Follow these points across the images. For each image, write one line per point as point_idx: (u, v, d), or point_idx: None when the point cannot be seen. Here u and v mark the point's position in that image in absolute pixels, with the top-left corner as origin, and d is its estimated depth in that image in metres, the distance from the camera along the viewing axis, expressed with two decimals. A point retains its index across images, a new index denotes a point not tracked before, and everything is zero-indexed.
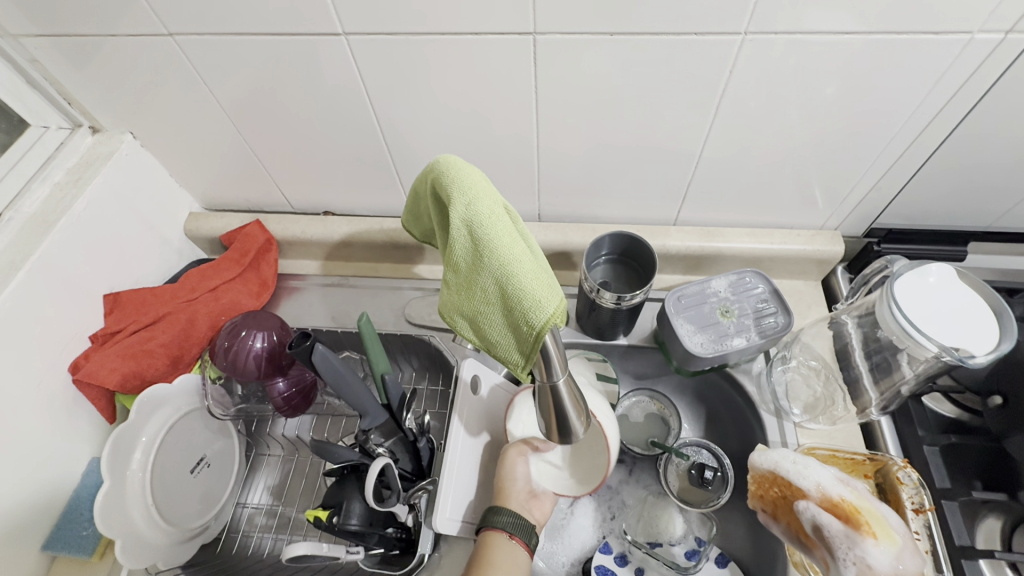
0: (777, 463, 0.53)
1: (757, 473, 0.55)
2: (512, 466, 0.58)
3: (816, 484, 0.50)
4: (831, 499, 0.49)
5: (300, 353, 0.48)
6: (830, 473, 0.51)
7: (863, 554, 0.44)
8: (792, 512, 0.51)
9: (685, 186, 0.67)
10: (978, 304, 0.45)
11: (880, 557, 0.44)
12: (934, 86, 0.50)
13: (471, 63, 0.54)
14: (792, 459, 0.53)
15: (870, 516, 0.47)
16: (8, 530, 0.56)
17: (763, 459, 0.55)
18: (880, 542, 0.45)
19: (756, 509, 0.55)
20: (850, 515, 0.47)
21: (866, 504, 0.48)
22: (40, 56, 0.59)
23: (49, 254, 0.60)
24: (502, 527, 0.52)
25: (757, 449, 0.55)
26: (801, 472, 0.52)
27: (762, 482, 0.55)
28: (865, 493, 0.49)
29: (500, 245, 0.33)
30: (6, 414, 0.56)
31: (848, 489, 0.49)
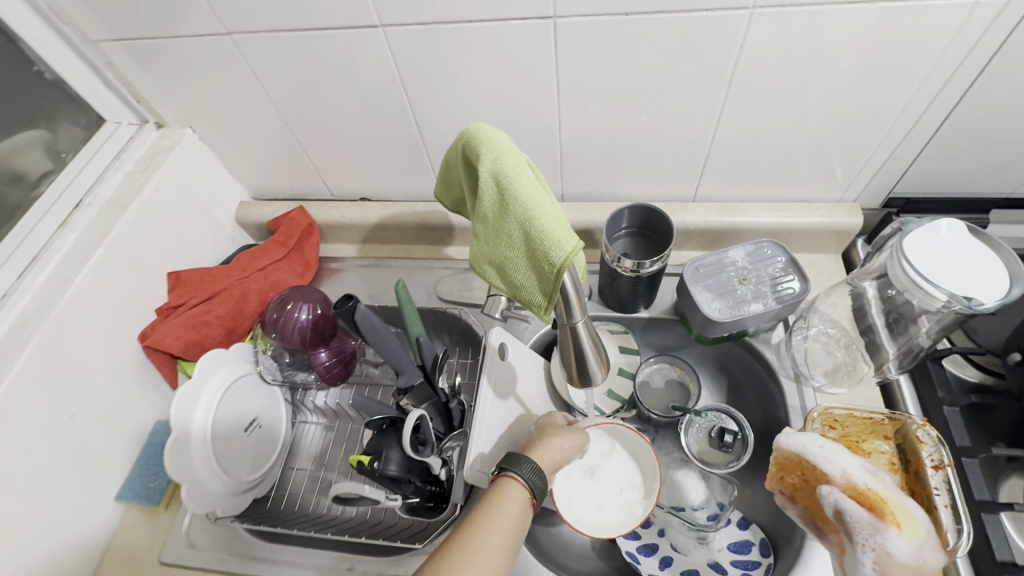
0: (803, 448, 0.52)
1: (783, 455, 0.54)
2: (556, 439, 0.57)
3: (842, 471, 0.49)
4: (856, 488, 0.48)
5: (344, 312, 0.53)
6: (857, 461, 0.50)
7: (883, 542, 0.44)
8: (814, 497, 0.51)
9: (703, 163, 0.69)
10: (990, 258, 0.46)
11: (901, 547, 0.43)
12: (943, 52, 0.52)
13: (496, 48, 0.58)
14: (821, 444, 0.51)
15: (897, 506, 0.46)
16: (89, 478, 0.63)
17: (789, 442, 0.53)
18: (903, 533, 0.44)
19: (773, 490, 0.55)
20: (875, 505, 0.46)
21: (892, 496, 0.47)
22: (115, 59, 0.67)
23: (122, 234, 0.67)
24: (523, 478, 0.50)
25: (785, 430, 0.53)
26: (829, 458, 0.50)
27: (785, 465, 0.54)
28: (892, 486, 0.48)
29: (524, 194, 0.36)
30: (86, 375, 0.63)
31: (875, 480, 0.48)
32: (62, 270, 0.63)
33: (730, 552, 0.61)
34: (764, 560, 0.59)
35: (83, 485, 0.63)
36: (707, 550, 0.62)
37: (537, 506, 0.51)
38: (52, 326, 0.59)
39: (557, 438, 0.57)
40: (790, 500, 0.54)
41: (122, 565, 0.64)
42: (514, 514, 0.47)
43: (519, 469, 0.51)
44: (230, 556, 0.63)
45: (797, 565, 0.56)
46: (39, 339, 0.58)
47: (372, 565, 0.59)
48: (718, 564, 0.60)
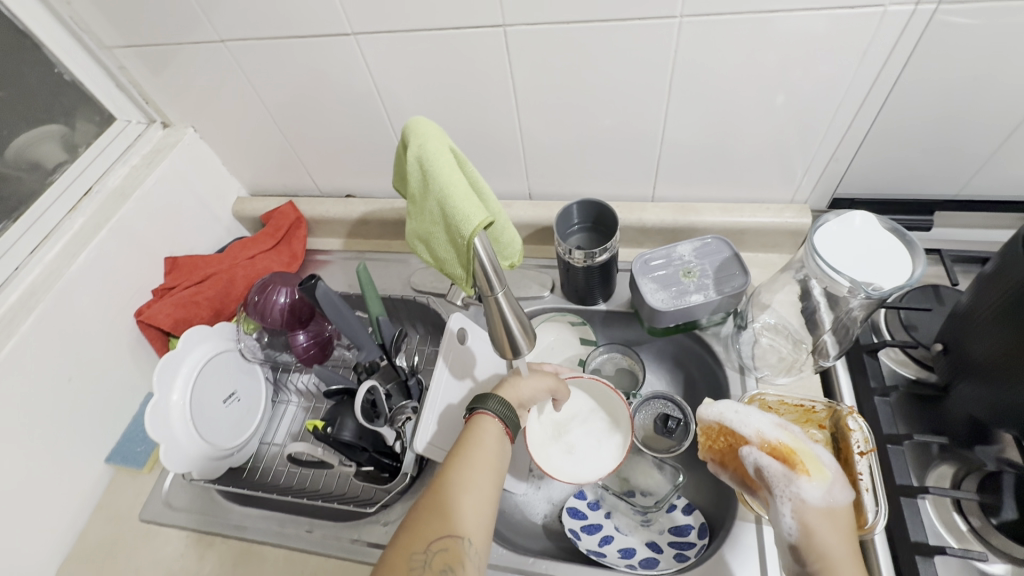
0: (721, 414, 0.55)
1: (706, 424, 0.58)
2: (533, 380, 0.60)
3: (756, 430, 0.52)
4: (770, 443, 0.51)
5: (306, 289, 0.60)
6: (768, 417, 0.54)
7: (798, 491, 0.48)
8: (738, 458, 0.55)
9: (657, 164, 0.73)
10: (895, 246, 0.49)
11: (812, 492, 0.47)
12: (863, 57, 0.56)
13: (456, 55, 0.64)
14: (735, 408, 0.55)
15: (805, 454, 0.50)
16: (83, 439, 0.70)
17: (709, 411, 0.57)
18: (813, 479, 0.48)
19: (706, 458, 0.59)
20: (787, 456, 0.50)
21: (801, 445, 0.51)
22: (126, 64, 0.75)
23: (124, 219, 0.75)
24: (494, 411, 0.55)
25: (704, 401, 0.57)
26: (743, 420, 0.54)
27: (711, 433, 0.58)
28: (800, 435, 0.52)
29: (441, 174, 0.42)
30: (85, 344, 0.70)
31: (784, 432, 0.52)
32: (69, 248, 0.70)
33: (670, 533, 0.64)
34: (700, 541, 0.62)
35: (75, 443, 0.69)
36: (649, 531, 0.64)
37: (513, 438, 0.56)
38: (56, 297, 0.67)
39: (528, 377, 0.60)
40: (721, 466, 0.58)
41: (107, 520, 0.70)
42: (489, 445, 0.53)
43: (490, 403, 0.55)
44: (203, 516, 0.68)
45: (727, 544, 0.58)
46: (44, 307, 0.65)
47: (331, 528, 0.64)
48: (655, 543, 0.63)
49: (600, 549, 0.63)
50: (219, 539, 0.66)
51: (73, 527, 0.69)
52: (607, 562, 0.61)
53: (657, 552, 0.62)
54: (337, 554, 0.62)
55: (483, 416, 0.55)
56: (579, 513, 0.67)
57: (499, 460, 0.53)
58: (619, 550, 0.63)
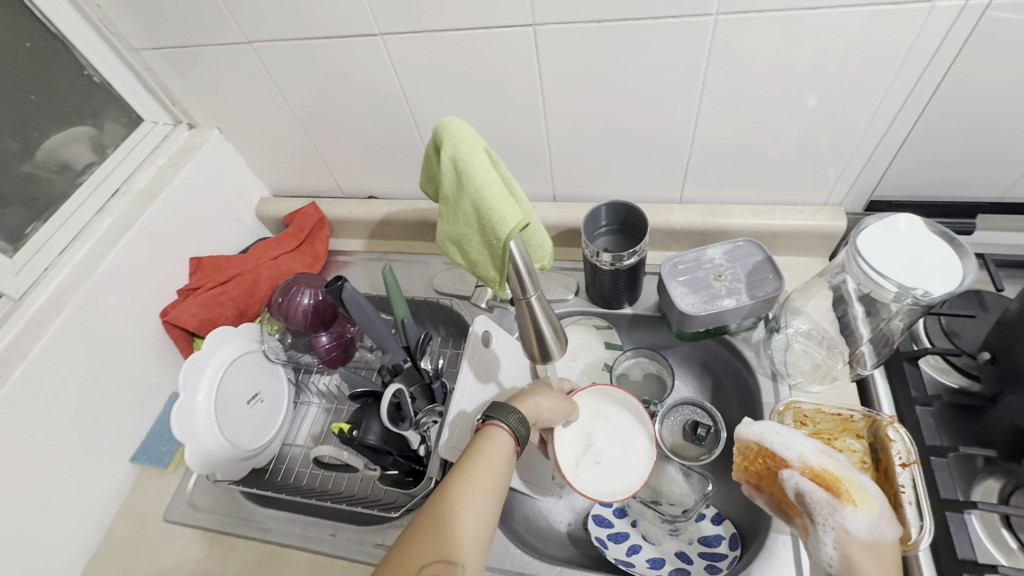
0: (761, 435, 0.53)
1: (744, 444, 0.55)
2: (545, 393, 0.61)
3: (799, 455, 0.50)
4: (813, 469, 0.49)
5: (333, 290, 0.59)
6: (812, 442, 0.51)
7: (842, 521, 0.45)
8: (777, 482, 0.52)
9: (685, 165, 0.72)
10: (943, 251, 0.47)
11: (858, 524, 0.45)
12: (907, 54, 0.54)
13: (483, 54, 0.63)
14: (777, 430, 0.52)
15: (850, 483, 0.47)
16: (110, 438, 0.70)
17: (748, 431, 0.54)
18: (859, 510, 0.45)
19: (740, 480, 0.57)
20: (831, 484, 0.47)
21: (846, 473, 0.48)
22: (154, 66, 0.75)
23: (151, 220, 0.75)
24: (509, 425, 0.54)
25: (743, 420, 0.54)
26: (785, 444, 0.51)
27: (748, 454, 0.55)
28: (846, 462, 0.49)
29: (476, 176, 0.41)
30: (112, 344, 0.70)
31: (829, 459, 0.49)
32: (97, 249, 0.71)
33: (699, 544, 0.62)
34: (732, 552, 0.60)
35: (101, 443, 0.69)
36: (678, 541, 0.63)
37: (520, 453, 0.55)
38: (84, 297, 0.67)
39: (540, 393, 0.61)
40: (756, 488, 0.56)
41: (132, 519, 0.70)
42: (501, 460, 0.51)
43: (510, 420, 0.54)
44: (227, 517, 0.68)
45: (760, 557, 0.57)
46: (74, 306, 0.66)
47: (354, 532, 0.63)
48: (685, 554, 0.62)
49: (628, 559, 0.61)
50: (243, 541, 0.66)
51: (99, 527, 0.69)
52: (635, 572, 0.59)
53: (687, 564, 0.60)
54: (361, 558, 0.61)
55: (495, 428, 0.54)
56: (604, 521, 0.66)
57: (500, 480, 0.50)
58: (648, 560, 0.61)
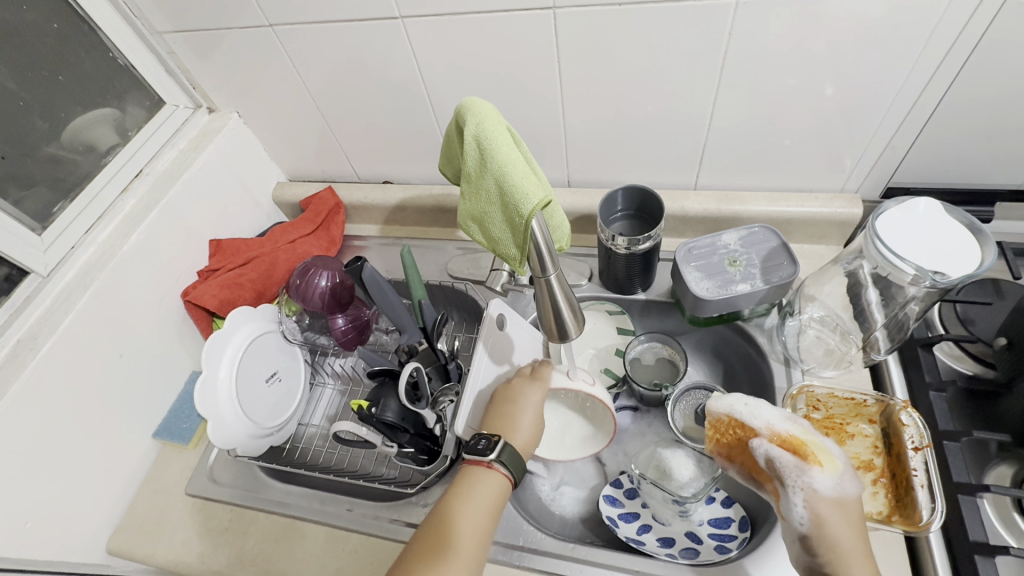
0: (730, 407, 0.54)
1: (714, 417, 0.56)
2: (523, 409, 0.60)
3: (766, 422, 0.51)
4: (780, 436, 0.50)
5: (353, 271, 0.61)
6: (777, 410, 0.52)
7: (810, 481, 0.47)
8: (747, 451, 0.53)
9: (701, 152, 0.72)
10: (963, 234, 0.47)
11: (825, 482, 0.46)
12: (929, 38, 0.54)
13: (503, 37, 0.63)
14: (745, 401, 0.53)
15: (816, 446, 0.49)
16: (133, 413, 0.72)
17: (718, 404, 0.55)
18: (825, 469, 0.47)
19: (714, 453, 0.57)
20: (798, 448, 0.48)
21: (811, 437, 0.49)
22: (177, 49, 0.76)
23: (172, 200, 0.76)
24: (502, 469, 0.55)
25: (712, 394, 0.56)
26: (753, 413, 0.52)
27: (718, 426, 0.56)
28: (809, 427, 0.51)
29: (500, 154, 0.42)
30: (135, 322, 0.72)
31: (794, 425, 0.50)
32: (121, 229, 0.72)
33: (709, 526, 0.63)
34: (740, 534, 0.61)
35: (125, 418, 0.71)
36: (687, 522, 0.64)
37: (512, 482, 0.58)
38: (110, 275, 0.69)
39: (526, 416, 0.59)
40: (727, 460, 0.56)
41: (154, 493, 0.72)
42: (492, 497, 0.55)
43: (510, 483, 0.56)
44: (246, 492, 0.70)
45: (770, 538, 0.58)
46: (99, 284, 0.67)
47: (370, 508, 0.65)
48: (694, 534, 0.63)
49: (639, 537, 0.62)
50: (261, 515, 0.68)
51: (123, 499, 0.71)
52: (647, 550, 0.60)
53: (697, 543, 0.61)
54: (376, 533, 0.63)
55: (500, 477, 0.55)
56: (615, 501, 0.67)
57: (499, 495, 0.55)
58: (658, 539, 0.62)
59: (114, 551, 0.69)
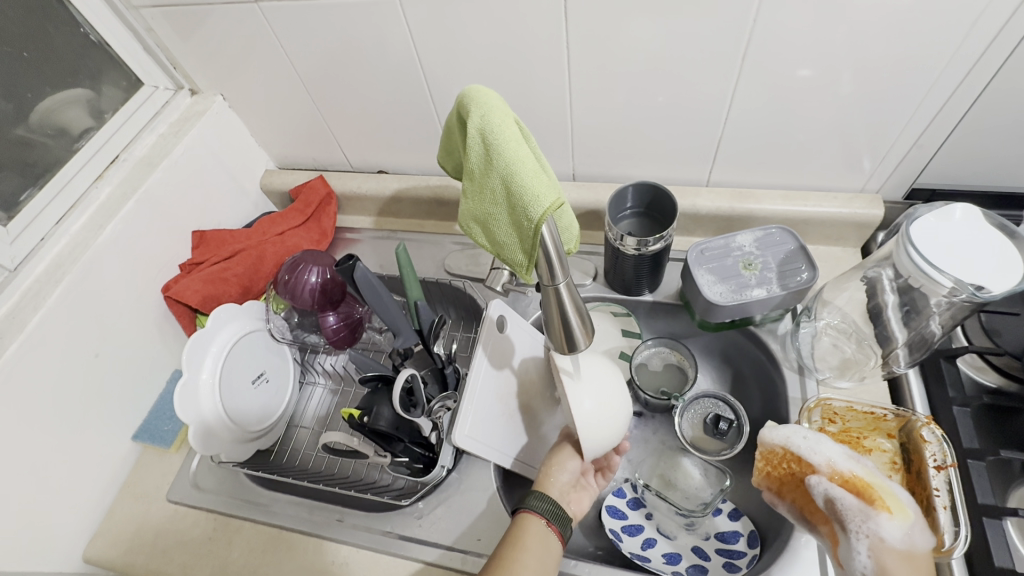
0: (787, 440, 0.52)
1: (768, 448, 0.54)
2: (557, 461, 0.58)
3: (827, 459, 0.49)
4: (842, 475, 0.48)
5: (345, 270, 0.57)
6: (840, 448, 0.50)
7: (876, 528, 0.44)
8: (802, 488, 0.51)
9: (715, 147, 0.68)
10: (1003, 244, 0.45)
11: (893, 532, 0.44)
12: (969, 30, 0.49)
13: (507, 18, 0.59)
14: (804, 434, 0.51)
15: (883, 490, 0.46)
16: (111, 416, 0.68)
17: (774, 435, 0.53)
18: (894, 517, 0.44)
19: (761, 485, 0.55)
20: (862, 490, 0.46)
21: (877, 480, 0.47)
22: (154, 25, 0.71)
23: (151, 189, 0.71)
24: (539, 510, 0.53)
25: (768, 424, 0.54)
26: (812, 448, 0.50)
27: (771, 458, 0.54)
28: (875, 469, 0.49)
29: (507, 150, 0.38)
30: (112, 319, 0.67)
31: (858, 465, 0.48)
32: (96, 219, 0.67)
33: (716, 539, 0.60)
34: (750, 551, 0.58)
35: (103, 420, 0.67)
36: (694, 535, 0.61)
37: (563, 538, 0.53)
38: (83, 270, 0.64)
39: (553, 466, 0.58)
40: (778, 496, 0.54)
41: (135, 498, 0.69)
42: (539, 551, 0.50)
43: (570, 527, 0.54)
44: (231, 499, 0.66)
45: (782, 560, 0.54)
46: (72, 279, 0.63)
47: (362, 519, 0.62)
48: (702, 549, 0.60)
49: (645, 553, 0.59)
50: (247, 524, 0.64)
51: (100, 505, 0.67)
52: (652, 567, 0.57)
53: (705, 559, 0.58)
54: (368, 546, 0.60)
55: (541, 522, 0.52)
56: (619, 512, 0.64)
57: (548, 552, 0.50)
58: (664, 555, 0.59)
59: (91, 560, 0.65)
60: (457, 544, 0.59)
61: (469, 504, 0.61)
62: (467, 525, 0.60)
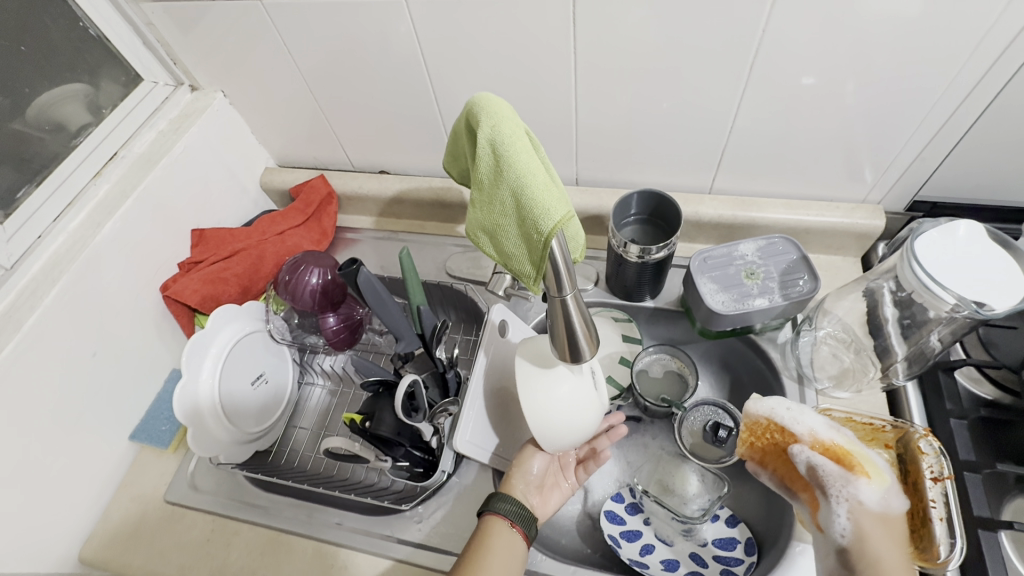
0: (772, 410, 0.51)
1: (752, 420, 0.53)
2: (522, 463, 0.59)
3: (809, 429, 0.49)
4: (823, 443, 0.48)
5: (349, 274, 0.57)
6: (821, 417, 0.50)
7: (855, 492, 0.45)
8: (784, 458, 0.51)
9: (720, 154, 0.68)
10: (1005, 262, 0.45)
11: (871, 495, 0.44)
12: (976, 47, 0.50)
13: (514, 20, 0.58)
14: (787, 405, 0.51)
15: (861, 456, 0.47)
16: (107, 416, 0.67)
17: (758, 406, 0.53)
18: (872, 481, 0.45)
19: (745, 457, 0.56)
20: (843, 457, 0.47)
21: (856, 447, 0.48)
22: (155, 21, 0.69)
23: (151, 187, 0.71)
24: (505, 512, 0.53)
25: (752, 396, 0.53)
26: (795, 418, 0.50)
27: (755, 429, 0.54)
28: (852, 438, 0.49)
29: (518, 161, 0.38)
30: (111, 319, 0.67)
31: (838, 434, 0.49)
32: (94, 217, 0.66)
33: (713, 546, 0.61)
34: (748, 558, 0.59)
35: (99, 420, 0.66)
36: (691, 542, 0.61)
37: (528, 539, 0.54)
38: (80, 268, 0.63)
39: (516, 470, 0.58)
40: (759, 465, 0.55)
41: (132, 499, 0.69)
42: (502, 554, 0.51)
43: (537, 527, 0.55)
44: (229, 500, 0.66)
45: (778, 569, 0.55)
46: (70, 278, 0.62)
47: (361, 523, 0.62)
48: (699, 556, 0.60)
49: (643, 560, 0.60)
50: (246, 526, 0.64)
51: (97, 505, 0.67)
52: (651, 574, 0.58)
53: (702, 566, 0.59)
54: (367, 549, 0.60)
55: (504, 524, 0.53)
56: (617, 518, 0.64)
57: (510, 555, 0.51)
58: (662, 562, 0.60)
59: (88, 560, 0.65)
60: (456, 549, 0.59)
61: (469, 509, 0.61)
62: (467, 529, 0.60)
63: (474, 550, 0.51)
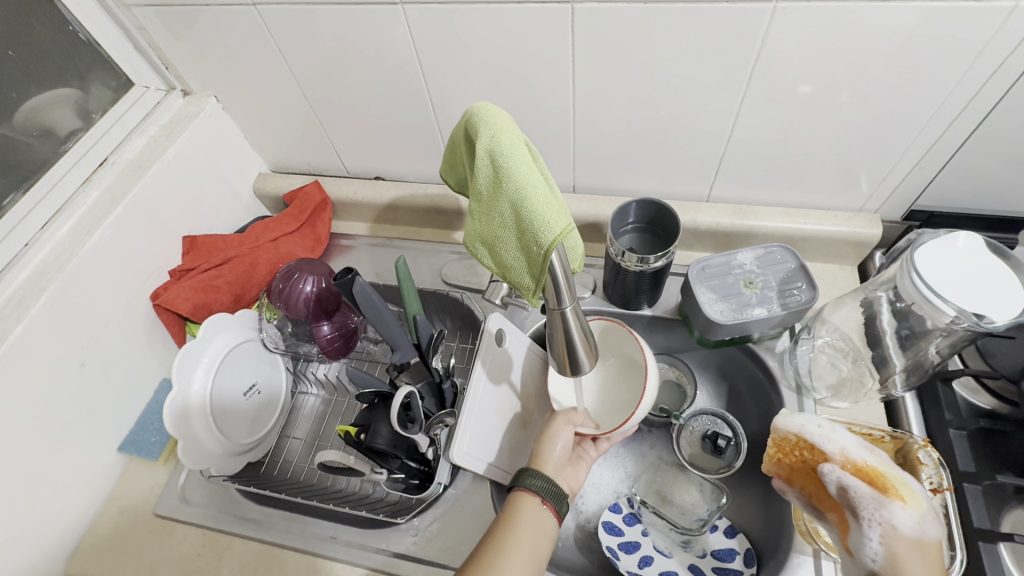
0: (802, 426, 0.52)
1: (781, 435, 0.54)
2: (552, 434, 0.58)
3: (841, 448, 0.49)
4: (855, 463, 0.48)
5: (344, 284, 0.56)
6: (853, 437, 0.50)
7: (889, 516, 0.44)
8: (813, 477, 0.51)
9: (717, 163, 0.68)
10: (1005, 274, 0.45)
11: (905, 519, 0.44)
12: (974, 59, 0.50)
13: (512, 28, 0.58)
14: (818, 423, 0.51)
15: (895, 479, 0.46)
16: (96, 428, 0.66)
17: (789, 422, 0.53)
18: (907, 506, 0.44)
19: (772, 472, 0.55)
20: (875, 479, 0.46)
21: (889, 469, 0.47)
22: (147, 25, 0.68)
23: (142, 194, 0.69)
24: (534, 488, 0.51)
25: (783, 412, 0.54)
26: (826, 436, 0.50)
27: (784, 445, 0.54)
28: (886, 459, 0.49)
29: (517, 172, 0.37)
30: (100, 328, 0.65)
31: (871, 455, 0.48)
32: (83, 225, 0.65)
33: (714, 557, 0.60)
34: (747, 570, 0.58)
35: (87, 432, 0.65)
36: (691, 553, 0.61)
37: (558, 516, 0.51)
38: (69, 277, 0.62)
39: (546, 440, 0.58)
40: (787, 482, 0.54)
41: (120, 511, 0.67)
42: (530, 531, 0.48)
43: (567, 503, 0.53)
44: (221, 514, 0.65)
45: None
46: (59, 287, 0.61)
47: (355, 536, 0.61)
48: (699, 567, 0.59)
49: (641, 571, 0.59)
50: (238, 540, 0.63)
51: (84, 518, 0.66)
52: None
53: None
54: (361, 563, 0.59)
55: (534, 500, 0.51)
56: (615, 529, 0.63)
57: (539, 533, 0.49)
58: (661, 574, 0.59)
59: None
60: (452, 562, 0.58)
61: (465, 521, 0.61)
62: (464, 542, 0.59)
63: (502, 527, 0.49)
